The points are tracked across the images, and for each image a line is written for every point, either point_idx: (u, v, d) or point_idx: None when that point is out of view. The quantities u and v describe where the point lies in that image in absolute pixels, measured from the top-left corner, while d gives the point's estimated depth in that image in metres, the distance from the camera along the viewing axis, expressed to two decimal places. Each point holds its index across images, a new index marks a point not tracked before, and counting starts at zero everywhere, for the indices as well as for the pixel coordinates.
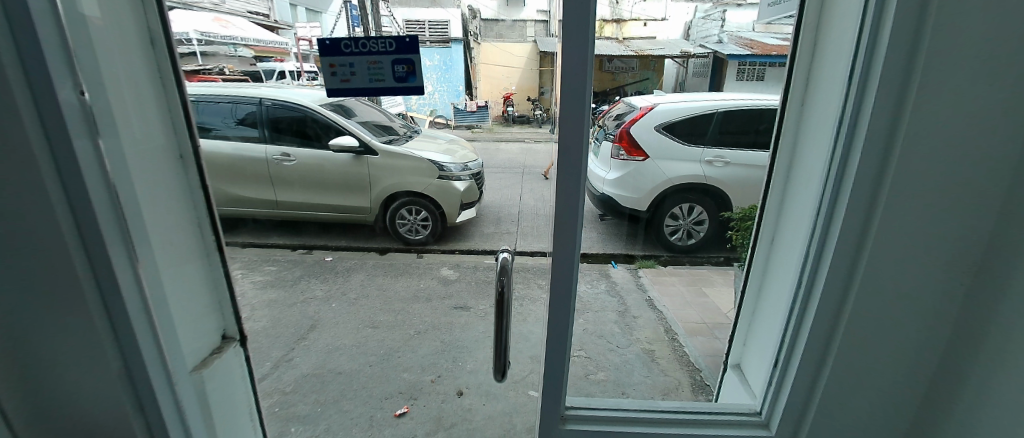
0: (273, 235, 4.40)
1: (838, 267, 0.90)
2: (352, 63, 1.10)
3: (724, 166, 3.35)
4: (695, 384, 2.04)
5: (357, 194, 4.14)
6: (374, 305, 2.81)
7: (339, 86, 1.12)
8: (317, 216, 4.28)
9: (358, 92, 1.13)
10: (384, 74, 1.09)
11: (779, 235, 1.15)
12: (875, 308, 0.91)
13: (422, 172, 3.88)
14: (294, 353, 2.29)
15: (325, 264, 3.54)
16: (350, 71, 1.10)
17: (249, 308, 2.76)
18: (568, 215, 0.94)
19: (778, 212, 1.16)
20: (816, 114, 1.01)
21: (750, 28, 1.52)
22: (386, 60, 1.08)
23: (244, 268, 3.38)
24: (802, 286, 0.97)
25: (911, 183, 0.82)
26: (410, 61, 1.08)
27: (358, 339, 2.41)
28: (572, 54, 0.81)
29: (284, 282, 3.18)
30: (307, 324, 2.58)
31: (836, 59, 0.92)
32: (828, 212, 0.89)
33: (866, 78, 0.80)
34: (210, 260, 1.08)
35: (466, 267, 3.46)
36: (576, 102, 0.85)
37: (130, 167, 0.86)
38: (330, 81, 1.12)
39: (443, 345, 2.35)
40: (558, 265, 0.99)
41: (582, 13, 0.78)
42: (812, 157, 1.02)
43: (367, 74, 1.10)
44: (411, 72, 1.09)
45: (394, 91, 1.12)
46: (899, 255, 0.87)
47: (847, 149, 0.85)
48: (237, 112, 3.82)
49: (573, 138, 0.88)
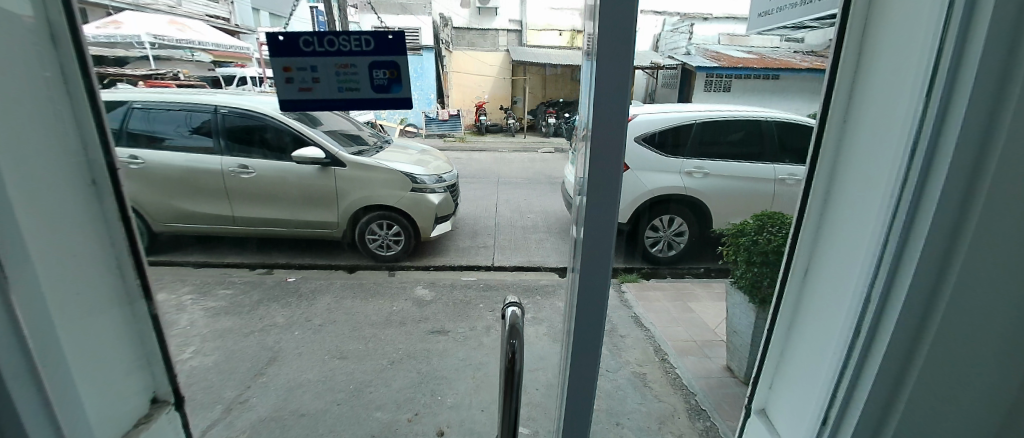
0: (231, 253, 4.05)
1: (897, 342, 0.63)
2: (316, 67, 0.93)
3: (704, 177, 3.65)
4: (691, 409, 1.94)
5: (323, 209, 3.86)
6: (342, 332, 2.57)
7: (298, 95, 0.95)
8: (278, 233, 3.95)
9: (323, 103, 0.96)
10: (358, 82, 0.92)
11: (808, 287, 0.81)
12: (941, 387, 0.65)
13: (395, 184, 3.80)
14: (251, 392, 2.04)
15: (288, 286, 3.25)
16: (314, 76, 0.93)
17: (199, 339, 2.44)
18: (594, 253, 0.81)
19: (808, 258, 0.81)
20: (867, 113, 0.68)
21: (717, 40, 1.71)
22: (363, 64, 0.92)
23: (196, 292, 3.05)
24: (850, 363, 0.69)
25: (1001, 217, 0.57)
26: (394, 66, 0.92)
27: (324, 373, 2.18)
28: (611, 65, 0.66)
29: (241, 308, 2.88)
30: (266, 357, 2.32)
31: (899, 39, 0.62)
32: (889, 257, 0.62)
33: (959, 78, 0.54)
34: (134, 309, 0.86)
35: (443, 286, 3.27)
36: (612, 125, 0.71)
37: (15, 204, 0.62)
38: (285, 90, 0.94)
39: (420, 377, 2.16)
40: (582, 307, 0.87)
41: (625, 6, 0.63)
42: (860, 178, 0.69)
43: (334, 78, 0.92)
44: (394, 80, 0.93)
45: (373, 101, 0.96)
46: (974, 315, 0.61)
47: (926, 178, 0.58)
48: (192, 120, 3.48)
49: (604, 165, 0.74)
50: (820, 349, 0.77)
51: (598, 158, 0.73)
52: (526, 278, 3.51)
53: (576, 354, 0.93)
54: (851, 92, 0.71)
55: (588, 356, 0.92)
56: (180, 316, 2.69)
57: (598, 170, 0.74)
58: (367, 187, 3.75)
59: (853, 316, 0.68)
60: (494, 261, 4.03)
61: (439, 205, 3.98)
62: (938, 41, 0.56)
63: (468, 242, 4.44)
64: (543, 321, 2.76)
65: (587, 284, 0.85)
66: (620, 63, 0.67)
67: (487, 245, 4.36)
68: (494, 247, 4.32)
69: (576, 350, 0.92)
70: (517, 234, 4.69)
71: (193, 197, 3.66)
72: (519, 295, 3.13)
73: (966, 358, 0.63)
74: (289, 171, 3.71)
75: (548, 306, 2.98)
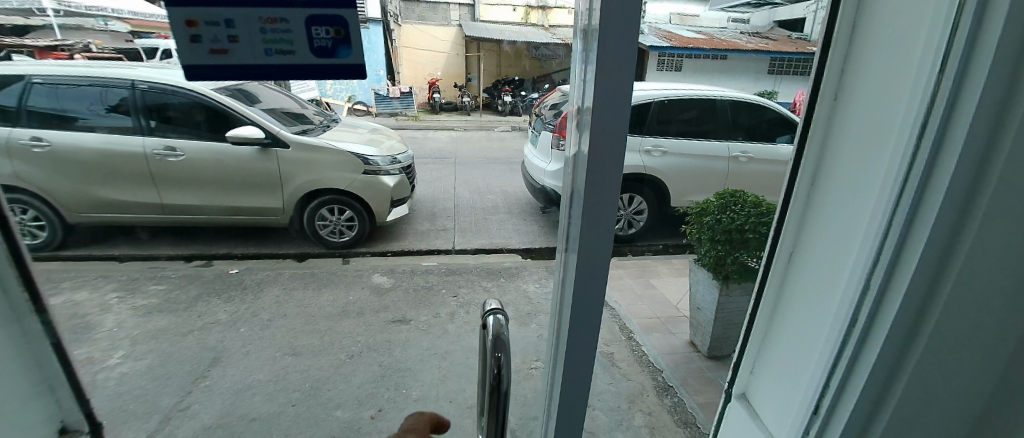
0: (162, 245, 3.64)
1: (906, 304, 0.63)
2: (233, 21, 0.65)
3: (662, 155, 3.79)
4: (658, 386, 2.05)
5: (266, 193, 3.53)
6: (294, 327, 2.38)
7: (209, 60, 0.68)
8: (217, 221, 3.60)
9: (248, 71, 0.70)
10: (292, 41, 0.67)
11: (794, 267, 0.82)
12: (942, 350, 0.65)
13: (345, 166, 3.57)
14: (192, 398, 1.83)
15: (231, 278, 2.97)
16: (230, 33, 0.66)
17: (129, 342, 2.14)
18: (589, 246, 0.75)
19: (799, 235, 0.80)
20: (861, 97, 0.68)
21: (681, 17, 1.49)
22: (299, 19, 0.66)
23: (120, 290, 2.69)
24: (848, 352, 0.70)
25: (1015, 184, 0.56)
26: (342, 22, 0.68)
27: (276, 372, 2.01)
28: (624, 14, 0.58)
29: (177, 304, 2.58)
30: (208, 358, 2.09)
31: (899, 25, 0.61)
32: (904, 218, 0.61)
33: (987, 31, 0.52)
34: (23, 326, 0.69)
35: (402, 272, 3.13)
36: (618, 108, 0.64)
37: None
38: (188, 52, 0.67)
39: (383, 370, 2.04)
40: (580, 297, 0.81)
41: None
42: (850, 163, 0.70)
43: (258, 35, 0.66)
44: (343, 40, 0.70)
45: (316, 70, 0.72)
46: (980, 278, 0.61)
47: (931, 172, 0.58)
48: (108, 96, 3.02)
49: (607, 157, 0.67)
50: (813, 327, 0.77)
51: (602, 150, 0.66)
52: (488, 261, 3.44)
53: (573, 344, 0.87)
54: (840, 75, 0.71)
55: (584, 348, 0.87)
56: (105, 316, 2.35)
57: (603, 161, 0.67)
58: (315, 169, 3.52)
59: (852, 305, 0.69)
60: (455, 244, 3.91)
61: (395, 188, 3.78)
62: (950, 33, 0.55)
63: (427, 225, 4.29)
64: (508, 305, 2.71)
65: (587, 278, 0.78)
66: (627, 41, 0.59)
67: (447, 228, 4.23)
68: (454, 230, 4.20)
69: (572, 344, 0.86)
70: (476, 216, 4.59)
71: (113, 183, 3.18)
72: (483, 279, 3.05)
73: (961, 342, 0.65)
74: (224, 153, 3.34)
75: (512, 289, 2.93)
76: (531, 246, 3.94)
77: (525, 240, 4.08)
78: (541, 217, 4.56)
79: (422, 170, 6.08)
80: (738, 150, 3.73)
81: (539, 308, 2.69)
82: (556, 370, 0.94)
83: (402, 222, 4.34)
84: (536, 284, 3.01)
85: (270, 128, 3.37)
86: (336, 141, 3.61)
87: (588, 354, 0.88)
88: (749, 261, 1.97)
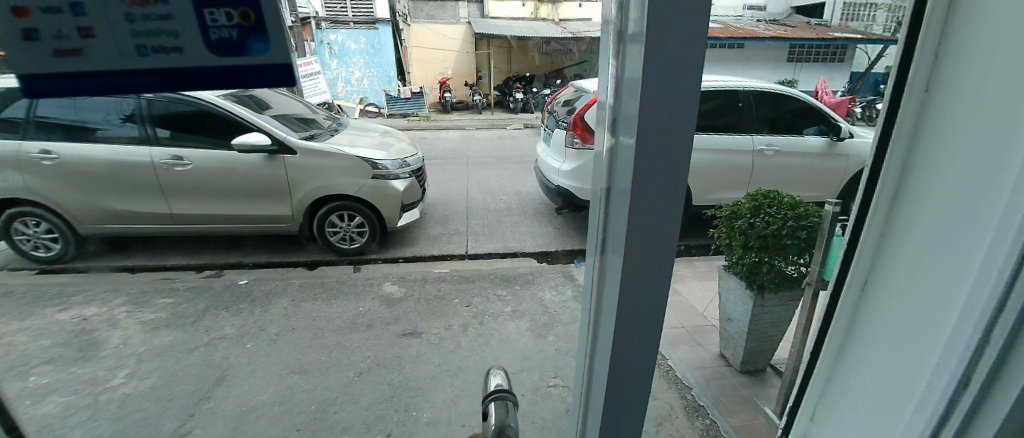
0: (173, 255, 3.55)
1: None
2: (85, 7, 0.55)
3: None
4: (688, 406, 1.93)
5: (275, 201, 3.42)
6: (301, 342, 2.29)
7: (56, 63, 0.56)
8: (227, 230, 3.49)
9: (115, 74, 0.58)
10: (173, 32, 0.57)
11: (874, 295, 0.71)
12: None
13: (354, 172, 3.46)
14: (194, 423, 1.75)
15: (241, 289, 2.90)
16: (81, 25, 0.55)
17: (133, 362, 2.10)
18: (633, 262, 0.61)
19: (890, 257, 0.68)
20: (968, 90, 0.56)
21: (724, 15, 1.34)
22: (185, 6, 0.56)
23: (129, 305, 2.65)
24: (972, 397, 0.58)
25: None
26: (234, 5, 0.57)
27: (282, 393, 1.91)
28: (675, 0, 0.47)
29: (185, 319, 2.52)
30: (213, 377, 2.01)
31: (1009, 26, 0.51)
32: None
33: None
34: None
35: (414, 281, 3.02)
36: (671, 118, 0.52)
37: None
38: (36, 54, 0.56)
39: (392, 389, 1.94)
40: (622, 342, 0.68)
41: None
42: (943, 177, 0.60)
43: (126, 25, 0.56)
44: (238, 27, 0.58)
45: (221, 73, 0.60)
46: None
47: None
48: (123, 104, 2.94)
49: (655, 159, 0.54)
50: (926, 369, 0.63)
51: (649, 151, 0.53)
52: (502, 267, 3.31)
53: (612, 392, 0.73)
54: (934, 71, 0.60)
55: (631, 380, 0.72)
56: (112, 333, 2.34)
57: (648, 168, 0.55)
58: (323, 175, 3.42)
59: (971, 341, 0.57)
60: (468, 248, 3.79)
61: (405, 192, 3.66)
62: None
63: (439, 229, 4.18)
64: (524, 315, 2.58)
65: (637, 305, 0.64)
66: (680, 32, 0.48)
67: (460, 232, 4.12)
68: (467, 233, 4.09)
69: (613, 395, 0.73)
70: (490, 218, 4.46)
71: (124, 194, 3.22)
72: (497, 286, 2.93)
73: None
74: (231, 161, 3.28)
75: (528, 297, 2.80)
76: (547, 249, 3.79)
77: (540, 242, 3.94)
78: (556, 219, 4.41)
79: (434, 172, 5.99)
80: (762, 144, 3.68)
81: (557, 318, 2.55)
82: (591, 420, 0.80)
83: (414, 227, 4.24)
84: (552, 291, 2.88)
85: (276, 134, 3.32)
86: (345, 147, 3.52)
87: (634, 390, 0.74)
88: (786, 267, 1.85)
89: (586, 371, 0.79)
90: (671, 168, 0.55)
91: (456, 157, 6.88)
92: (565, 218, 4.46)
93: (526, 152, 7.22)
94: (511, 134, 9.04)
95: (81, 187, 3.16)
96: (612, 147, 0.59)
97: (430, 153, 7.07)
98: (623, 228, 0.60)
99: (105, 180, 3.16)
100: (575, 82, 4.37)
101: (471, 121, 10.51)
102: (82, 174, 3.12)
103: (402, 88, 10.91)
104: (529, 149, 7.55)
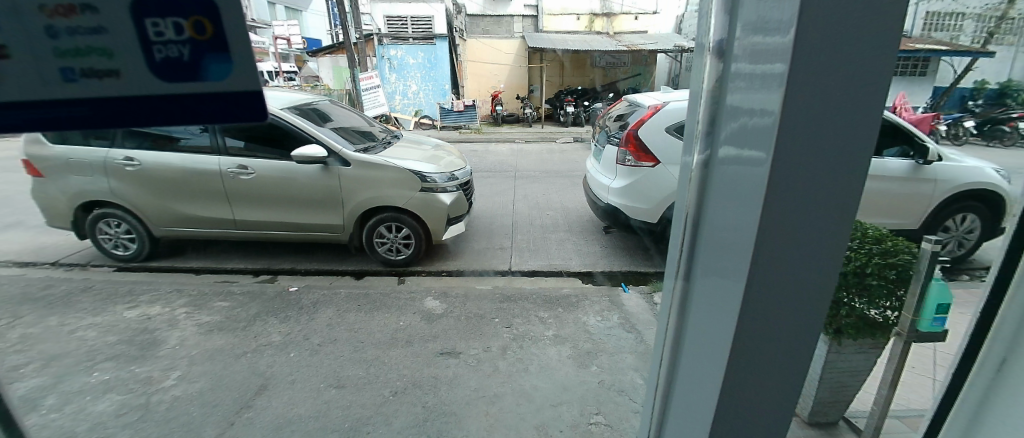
0: (234, 258, 3.79)
1: None
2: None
3: None
4: None
5: (328, 211, 3.54)
6: (341, 355, 2.30)
7: None
8: (283, 237, 3.64)
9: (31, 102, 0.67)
10: (109, 55, 0.67)
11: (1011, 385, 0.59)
12: None
13: (403, 184, 3.51)
14: (232, 432, 1.79)
15: (291, 296, 3.00)
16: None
17: (185, 365, 2.24)
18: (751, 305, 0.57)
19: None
20: None
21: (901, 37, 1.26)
22: (121, 27, 0.67)
23: (190, 306, 2.86)
24: None
25: None
26: (176, 21, 0.68)
27: (318, 407, 1.91)
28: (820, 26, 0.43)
29: (237, 323, 2.65)
30: (255, 385, 2.07)
31: None
32: None
33: None
34: None
35: (455, 297, 2.98)
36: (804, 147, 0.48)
37: None
38: None
39: (425, 413, 1.87)
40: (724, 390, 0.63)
41: None
42: None
43: (50, 43, 0.66)
44: (170, 43, 0.68)
45: (169, 99, 0.72)
46: None
47: None
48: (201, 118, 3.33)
49: (788, 184, 0.50)
50: None
51: (776, 174, 0.49)
52: (545, 287, 3.20)
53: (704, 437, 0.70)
54: None
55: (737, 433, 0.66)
56: (171, 333, 2.55)
57: (776, 209, 0.51)
58: (374, 187, 3.49)
59: None
60: (512, 265, 3.70)
61: (451, 206, 3.65)
62: None
63: (485, 243, 4.14)
64: (566, 341, 2.43)
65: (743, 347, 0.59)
66: (827, 56, 0.45)
67: (505, 247, 4.05)
68: (512, 249, 4.01)
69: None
70: (535, 234, 4.36)
71: (193, 200, 3.50)
72: (540, 308, 2.80)
73: None
74: (290, 171, 3.44)
75: (571, 321, 2.65)
76: (594, 269, 3.62)
77: (588, 261, 3.78)
78: (604, 237, 4.22)
79: (483, 185, 6.00)
80: None
81: (601, 347, 2.38)
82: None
83: (459, 240, 4.22)
84: (597, 316, 2.71)
85: (332, 147, 3.46)
86: (395, 160, 3.58)
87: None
88: (867, 310, 1.54)
89: (667, 385, 0.79)
90: (803, 213, 0.51)
91: (505, 170, 6.87)
92: (614, 238, 4.26)
93: (576, 166, 7.08)
94: (560, 148, 8.93)
95: (157, 193, 3.48)
96: (704, 161, 0.62)
97: (480, 165, 7.13)
98: (733, 258, 0.57)
99: (176, 187, 3.45)
100: (630, 96, 4.21)
101: (521, 134, 10.52)
102: (158, 180, 3.43)
103: (456, 101, 11.18)
104: (580, 163, 7.38)
